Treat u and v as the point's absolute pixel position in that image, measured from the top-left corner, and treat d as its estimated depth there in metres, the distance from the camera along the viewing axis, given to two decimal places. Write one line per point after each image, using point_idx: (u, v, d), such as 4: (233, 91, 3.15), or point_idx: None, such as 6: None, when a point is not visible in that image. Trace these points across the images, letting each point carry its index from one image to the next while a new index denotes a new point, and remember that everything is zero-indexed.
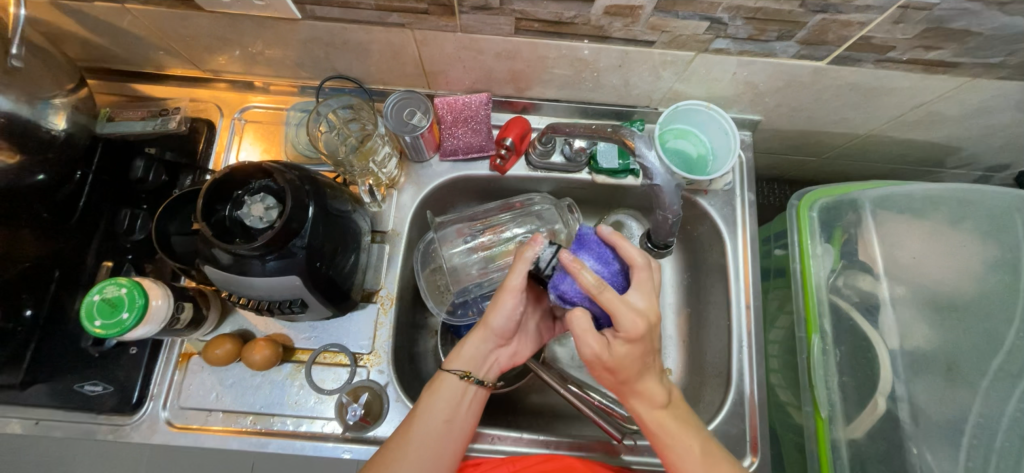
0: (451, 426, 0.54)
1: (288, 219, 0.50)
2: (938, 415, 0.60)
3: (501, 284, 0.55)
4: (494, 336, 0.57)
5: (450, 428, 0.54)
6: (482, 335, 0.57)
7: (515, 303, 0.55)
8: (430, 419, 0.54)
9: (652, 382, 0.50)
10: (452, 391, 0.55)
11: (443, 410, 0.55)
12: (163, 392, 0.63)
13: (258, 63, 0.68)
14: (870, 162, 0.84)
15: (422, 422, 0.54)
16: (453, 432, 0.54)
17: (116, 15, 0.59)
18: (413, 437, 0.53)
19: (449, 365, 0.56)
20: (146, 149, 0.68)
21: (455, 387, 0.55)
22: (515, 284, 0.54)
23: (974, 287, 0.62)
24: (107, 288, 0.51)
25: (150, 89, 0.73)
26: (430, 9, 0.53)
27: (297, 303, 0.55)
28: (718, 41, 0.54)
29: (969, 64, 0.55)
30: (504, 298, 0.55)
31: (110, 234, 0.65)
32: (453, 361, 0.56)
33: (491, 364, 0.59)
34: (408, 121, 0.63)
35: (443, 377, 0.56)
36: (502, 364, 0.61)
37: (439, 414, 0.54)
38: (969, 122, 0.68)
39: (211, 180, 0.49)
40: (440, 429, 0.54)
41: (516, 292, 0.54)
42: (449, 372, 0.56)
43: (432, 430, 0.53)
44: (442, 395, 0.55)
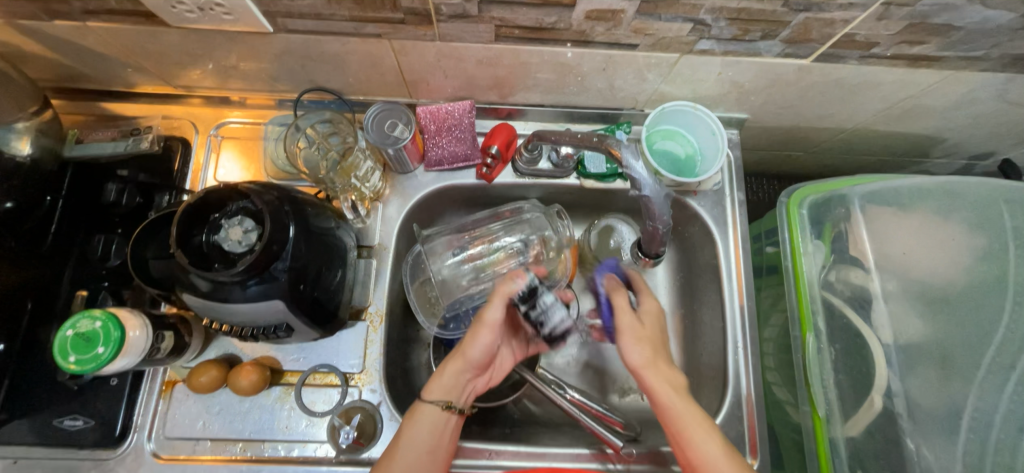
0: (433, 458, 0.53)
1: (268, 242, 0.48)
2: (934, 411, 0.60)
3: (479, 317, 0.57)
4: (471, 366, 0.57)
5: (433, 458, 0.53)
6: (460, 365, 0.56)
7: (493, 337, 0.57)
8: (412, 450, 0.52)
9: (666, 366, 0.54)
10: (433, 419, 0.54)
11: (426, 440, 0.53)
12: (147, 422, 0.61)
13: (232, 78, 0.66)
14: (857, 155, 0.84)
15: (405, 453, 0.52)
16: (435, 465, 0.53)
17: (78, 34, 0.56)
18: (396, 468, 0.51)
19: (428, 394, 0.55)
20: (118, 172, 0.66)
21: (438, 417, 0.54)
22: (492, 317, 0.56)
23: (963, 279, 0.63)
24: (81, 322, 0.49)
25: (121, 108, 0.70)
26: (407, 19, 0.51)
27: (282, 327, 0.53)
28: (702, 42, 0.54)
29: (951, 58, 0.55)
30: (482, 333, 0.56)
31: (84, 261, 0.62)
32: (433, 390, 0.55)
33: (468, 391, 0.58)
34: (390, 133, 0.62)
35: (424, 406, 0.54)
36: (476, 390, 0.60)
37: (422, 444, 0.53)
38: (952, 113, 0.68)
39: (185, 205, 0.47)
40: (422, 461, 0.52)
41: (494, 330, 0.56)
42: (428, 402, 0.54)
43: (416, 461, 0.52)
44: (423, 424, 0.53)
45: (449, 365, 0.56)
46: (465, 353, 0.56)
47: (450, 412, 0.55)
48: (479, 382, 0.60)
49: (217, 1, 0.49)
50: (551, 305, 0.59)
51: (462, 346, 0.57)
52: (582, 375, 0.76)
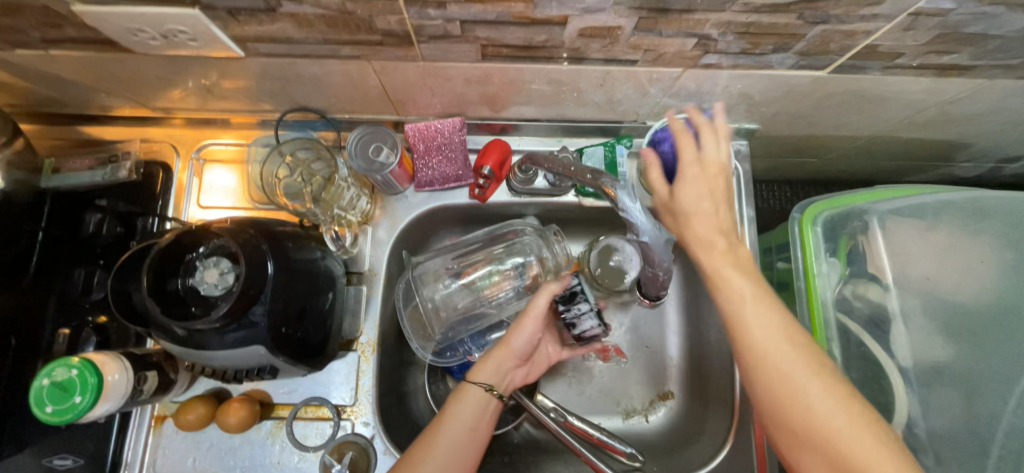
0: (477, 437, 0.54)
1: (246, 286, 0.46)
2: (956, 445, 0.56)
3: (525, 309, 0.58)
4: (513, 357, 0.58)
5: (474, 437, 0.54)
6: (504, 354, 0.58)
7: (537, 329, 0.58)
8: (457, 425, 0.53)
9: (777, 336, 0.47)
10: (477, 402, 0.55)
11: (470, 417, 0.54)
12: (137, 459, 0.60)
13: (211, 99, 0.62)
14: (876, 161, 0.79)
15: (451, 425, 0.53)
16: (475, 444, 0.54)
17: (44, 62, 0.53)
18: (442, 440, 0.52)
19: (474, 376, 0.56)
20: (97, 201, 0.63)
21: (482, 400, 0.55)
22: (536, 310, 0.57)
23: (992, 303, 0.58)
24: (56, 371, 0.47)
25: (99, 132, 0.68)
26: (385, 41, 0.47)
27: (266, 370, 0.51)
28: (707, 56, 0.49)
29: (984, 66, 0.50)
30: (527, 323, 0.58)
31: (66, 296, 0.61)
32: (479, 372, 0.56)
33: (509, 381, 0.59)
34: (375, 158, 0.59)
35: (470, 386, 0.56)
36: (515, 382, 0.61)
37: (465, 422, 0.54)
38: (981, 120, 0.63)
39: (158, 250, 0.45)
40: (466, 437, 0.53)
41: (536, 324, 0.58)
42: (474, 383, 0.55)
43: (459, 440, 0.53)
44: (469, 403, 0.55)
45: (494, 355, 0.57)
46: (508, 344, 0.58)
47: (494, 396, 0.56)
48: (520, 374, 0.61)
49: (181, 28, 0.45)
50: (585, 313, 0.60)
51: (506, 335, 0.59)
52: (581, 399, 0.73)
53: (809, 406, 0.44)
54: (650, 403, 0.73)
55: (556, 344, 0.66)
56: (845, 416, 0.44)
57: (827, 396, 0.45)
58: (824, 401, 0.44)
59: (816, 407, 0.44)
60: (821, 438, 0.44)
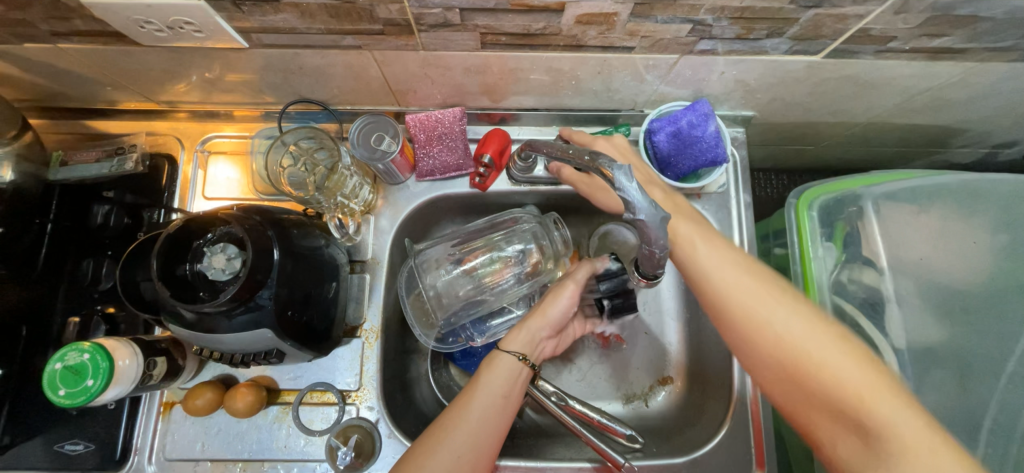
0: (507, 404, 0.53)
1: (252, 270, 0.47)
2: (950, 420, 0.57)
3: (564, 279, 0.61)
4: (547, 327, 0.60)
5: (506, 405, 0.53)
6: (539, 322, 0.59)
7: (573, 299, 0.61)
8: (489, 393, 0.53)
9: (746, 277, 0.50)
10: (508, 369, 0.55)
11: (501, 385, 0.54)
12: (147, 444, 0.61)
13: (214, 92, 0.63)
14: (872, 148, 0.80)
15: (484, 392, 0.53)
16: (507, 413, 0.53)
17: (52, 56, 0.54)
18: (474, 407, 0.52)
19: (506, 344, 0.57)
20: (105, 193, 0.64)
21: (514, 369, 0.55)
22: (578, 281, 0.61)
23: (984, 285, 0.59)
24: (69, 355, 0.49)
25: (105, 126, 0.69)
26: (386, 30, 0.48)
27: (273, 353, 0.52)
28: (703, 42, 0.50)
29: (976, 49, 0.51)
30: (564, 293, 0.60)
31: (76, 285, 0.62)
32: (512, 341, 0.57)
33: (540, 352, 0.60)
34: (377, 147, 0.60)
35: (501, 354, 0.56)
36: (543, 355, 0.62)
37: (496, 388, 0.54)
38: (975, 104, 0.64)
39: (166, 236, 0.46)
40: (498, 404, 0.53)
41: (572, 298, 0.60)
42: (506, 351, 0.56)
43: (492, 405, 0.52)
44: (502, 370, 0.55)
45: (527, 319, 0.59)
46: (545, 317, 0.59)
47: (524, 365, 0.56)
48: (548, 348, 0.62)
49: (186, 19, 0.46)
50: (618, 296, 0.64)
51: (542, 304, 0.60)
52: (581, 384, 0.74)
53: (804, 359, 0.45)
54: (650, 388, 0.74)
55: (581, 319, 0.68)
56: (835, 353, 0.45)
57: (837, 359, 0.44)
58: (826, 357, 0.44)
59: (809, 348, 0.45)
60: (825, 394, 0.44)
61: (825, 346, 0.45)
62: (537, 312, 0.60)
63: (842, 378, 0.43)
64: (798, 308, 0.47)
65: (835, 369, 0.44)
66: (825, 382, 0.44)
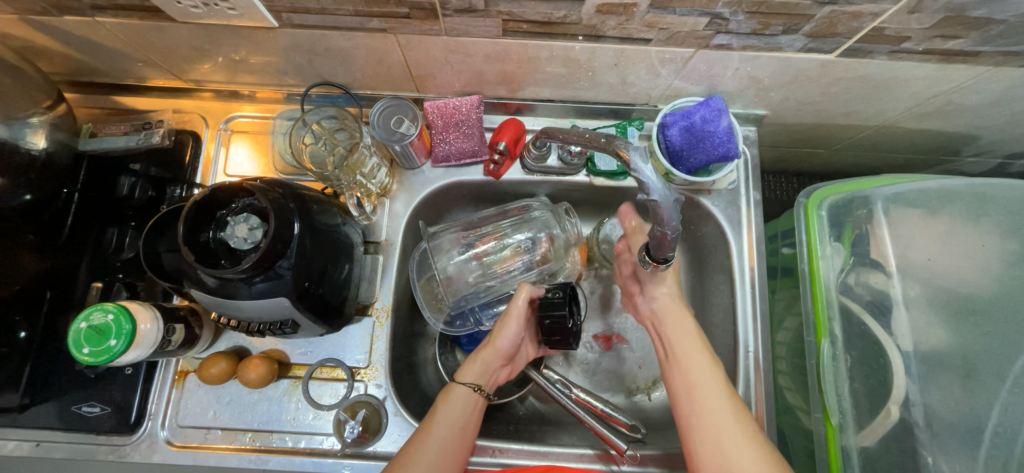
0: (463, 435, 0.56)
1: (273, 240, 0.48)
2: (952, 419, 0.58)
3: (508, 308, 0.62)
4: (498, 357, 0.61)
5: (463, 435, 0.56)
6: (488, 353, 0.61)
7: (519, 328, 0.62)
8: (445, 425, 0.55)
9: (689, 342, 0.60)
10: (464, 401, 0.58)
11: (459, 415, 0.56)
12: (161, 411, 0.63)
13: (241, 72, 0.65)
14: (884, 153, 0.80)
15: (438, 424, 0.55)
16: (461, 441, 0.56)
17: (91, 29, 0.57)
18: (431, 439, 0.54)
19: (462, 376, 0.59)
20: (132, 165, 0.67)
21: (469, 401, 0.58)
22: (518, 308, 0.62)
23: (994, 288, 0.59)
24: (94, 315, 0.50)
25: (133, 102, 0.71)
26: (412, 14, 0.50)
27: (289, 324, 0.54)
28: (719, 36, 0.51)
29: (988, 53, 0.52)
30: (510, 323, 0.61)
31: (99, 253, 0.64)
32: (466, 373, 0.59)
33: (495, 380, 0.62)
34: (396, 130, 0.62)
35: (455, 387, 0.58)
36: (501, 380, 0.64)
37: (452, 421, 0.56)
38: (989, 111, 0.64)
39: (193, 203, 0.48)
40: (455, 435, 0.55)
41: (518, 320, 0.62)
42: (462, 384, 0.58)
43: (449, 435, 0.55)
44: (457, 403, 0.57)
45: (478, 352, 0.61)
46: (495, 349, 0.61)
47: (479, 395, 0.59)
48: (505, 372, 0.64)
49: None
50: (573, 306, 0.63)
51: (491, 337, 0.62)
52: (587, 375, 0.75)
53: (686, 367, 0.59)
54: (652, 382, 0.75)
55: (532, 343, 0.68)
56: (710, 384, 0.57)
57: (701, 369, 0.58)
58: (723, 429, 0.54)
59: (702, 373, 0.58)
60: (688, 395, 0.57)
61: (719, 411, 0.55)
62: (487, 346, 0.61)
63: (703, 388, 0.56)
64: (718, 376, 0.57)
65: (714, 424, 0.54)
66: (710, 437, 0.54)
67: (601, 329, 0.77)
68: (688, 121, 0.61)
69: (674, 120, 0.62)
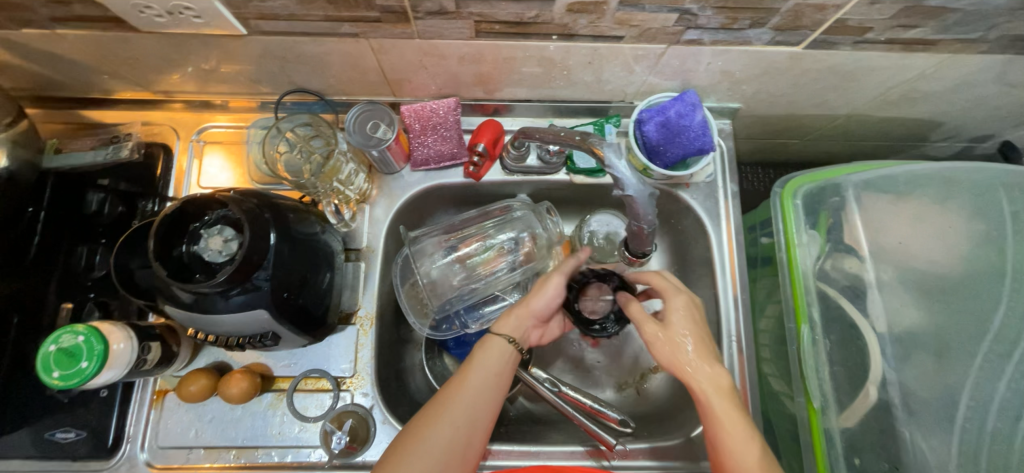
0: (500, 383, 0.54)
1: (249, 252, 0.47)
2: (929, 397, 0.59)
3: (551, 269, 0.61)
4: (534, 315, 0.60)
5: (500, 380, 0.54)
6: (523, 311, 0.59)
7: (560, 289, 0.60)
8: (484, 371, 0.54)
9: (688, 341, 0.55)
10: (500, 354, 0.56)
11: (496, 365, 0.55)
12: (140, 432, 0.61)
13: (212, 81, 0.64)
14: (855, 141, 0.82)
15: (477, 369, 0.54)
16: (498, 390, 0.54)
17: (51, 42, 0.55)
18: (469, 386, 0.52)
19: (499, 328, 0.58)
20: (100, 180, 0.64)
21: (507, 351, 0.56)
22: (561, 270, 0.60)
23: (963, 268, 0.61)
24: (63, 337, 0.49)
25: (100, 115, 0.69)
26: (383, 17, 0.49)
27: (269, 336, 0.53)
28: (689, 32, 0.52)
29: (947, 41, 0.54)
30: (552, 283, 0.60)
31: (69, 272, 0.61)
32: (503, 324, 0.58)
33: (528, 337, 0.60)
34: (372, 134, 0.61)
35: (495, 337, 0.57)
36: (532, 341, 0.62)
37: (488, 369, 0.54)
38: (951, 97, 0.66)
39: (163, 217, 0.47)
40: (493, 381, 0.54)
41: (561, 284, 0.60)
42: (499, 334, 0.57)
43: (486, 383, 0.53)
44: (495, 352, 0.56)
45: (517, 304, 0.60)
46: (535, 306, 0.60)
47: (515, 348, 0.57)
48: (536, 335, 0.62)
49: (186, 4, 0.47)
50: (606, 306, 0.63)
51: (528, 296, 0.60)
52: (576, 372, 0.76)
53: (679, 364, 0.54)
54: (641, 376, 0.75)
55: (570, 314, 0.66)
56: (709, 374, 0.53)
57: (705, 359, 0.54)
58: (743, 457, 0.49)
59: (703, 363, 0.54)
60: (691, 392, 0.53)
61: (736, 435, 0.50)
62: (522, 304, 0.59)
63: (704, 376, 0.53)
64: (722, 365, 0.53)
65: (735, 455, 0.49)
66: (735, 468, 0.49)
67: None
68: (665, 114, 0.62)
69: (649, 116, 0.63)
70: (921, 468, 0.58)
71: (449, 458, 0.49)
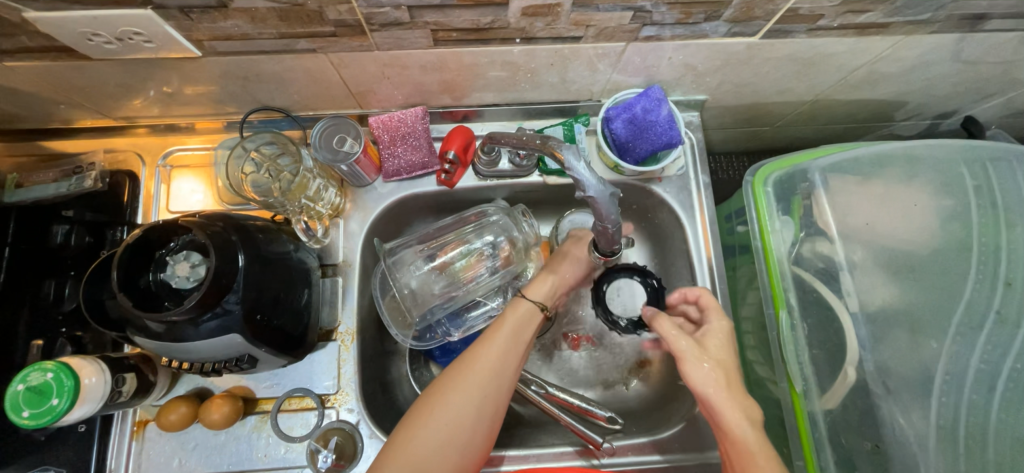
0: (525, 347, 0.56)
1: (217, 276, 0.47)
2: (905, 373, 0.60)
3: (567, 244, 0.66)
4: (563, 281, 0.64)
5: (520, 348, 0.56)
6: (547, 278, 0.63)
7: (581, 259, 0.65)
8: (513, 329, 0.57)
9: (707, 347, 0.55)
10: (521, 319, 0.58)
11: (516, 331, 0.57)
12: (122, 465, 0.60)
13: (174, 104, 0.63)
14: (823, 125, 0.83)
15: (505, 326, 0.57)
16: (524, 347, 0.56)
17: (1, 74, 0.54)
18: (487, 352, 0.54)
19: (530, 293, 0.61)
20: (64, 212, 0.63)
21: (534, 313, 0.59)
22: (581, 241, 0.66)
23: (931, 244, 0.62)
24: (32, 375, 0.48)
25: (62, 145, 0.68)
26: (338, 31, 0.49)
27: (245, 359, 0.52)
28: (646, 28, 0.52)
29: (899, 23, 0.55)
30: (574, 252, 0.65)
31: (37, 308, 0.60)
32: (535, 290, 0.61)
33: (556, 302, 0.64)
34: (339, 149, 0.61)
35: (523, 302, 0.60)
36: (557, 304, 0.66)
37: (512, 335, 0.56)
38: (909, 77, 0.68)
39: (127, 248, 0.46)
40: (519, 341, 0.56)
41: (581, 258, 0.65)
42: (529, 298, 0.60)
43: (508, 348, 0.55)
44: (520, 315, 0.58)
45: (545, 270, 0.64)
46: (563, 274, 0.64)
47: (544, 313, 0.60)
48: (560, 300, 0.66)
49: (136, 30, 0.47)
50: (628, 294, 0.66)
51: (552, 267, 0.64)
52: (563, 371, 0.76)
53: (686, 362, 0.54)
54: (628, 372, 0.75)
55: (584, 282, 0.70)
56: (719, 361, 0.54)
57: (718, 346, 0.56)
58: (752, 449, 0.49)
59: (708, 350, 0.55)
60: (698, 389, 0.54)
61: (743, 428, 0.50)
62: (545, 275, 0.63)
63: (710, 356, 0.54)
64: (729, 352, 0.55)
65: (745, 447, 0.50)
66: (744, 458, 0.49)
67: (573, 329, 0.76)
68: (632, 110, 0.62)
69: (616, 113, 0.63)
70: (902, 444, 0.59)
71: (481, 412, 0.51)
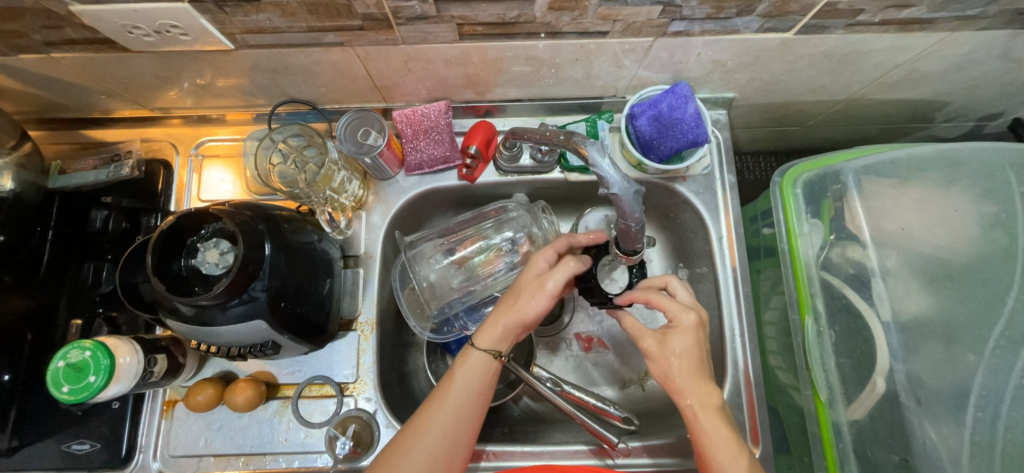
0: (467, 417, 0.52)
1: (244, 263, 0.48)
2: (939, 385, 0.58)
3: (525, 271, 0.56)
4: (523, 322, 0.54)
5: (457, 427, 0.51)
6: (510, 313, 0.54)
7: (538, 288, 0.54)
8: (462, 392, 0.52)
9: (676, 341, 0.53)
10: (463, 395, 0.52)
11: (449, 408, 0.51)
12: (151, 442, 0.63)
13: (207, 96, 0.65)
14: (857, 125, 0.80)
15: (438, 412, 0.51)
16: (467, 423, 0.52)
17: (48, 66, 0.57)
18: (424, 433, 0.50)
19: (479, 340, 0.54)
20: (102, 198, 0.66)
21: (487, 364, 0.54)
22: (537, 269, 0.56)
23: (971, 251, 0.59)
24: (71, 353, 0.51)
25: (103, 134, 0.71)
26: (366, 25, 0.50)
27: (269, 345, 0.53)
28: (675, 23, 0.51)
29: (945, 18, 0.52)
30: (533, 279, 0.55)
31: (77, 289, 0.63)
32: (484, 337, 0.54)
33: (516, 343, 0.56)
34: (363, 141, 0.62)
35: (473, 351, 0.54)
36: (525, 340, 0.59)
37: (443, 421, 0.51)
38: (954, 76, 0.64)
39: (160, 234, 0.48)
40: (471, 403, 0.52)
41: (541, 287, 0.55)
42: (477, 348, 0.53)
43: (441, 433, 0.50)
44: (456, 390, 0.52)
45: (501, 309, 0.55)
46: (521, 315, 0.54)
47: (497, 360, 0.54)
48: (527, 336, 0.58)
49: (172, 23, 0.48)
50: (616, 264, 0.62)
51: (519, 297, 0.55)
52: (577, 371, 0.75)
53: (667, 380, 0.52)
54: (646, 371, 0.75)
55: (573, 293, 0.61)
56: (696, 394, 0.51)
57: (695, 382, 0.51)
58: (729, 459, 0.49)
59: (674, 372, 0.52)
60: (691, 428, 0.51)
61: (716, 434, 0.50)
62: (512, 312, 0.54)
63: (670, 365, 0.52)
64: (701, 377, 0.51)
65: (719, 445, 0.49)
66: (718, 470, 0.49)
67: (583, 329, 0.76)
68: (659, 105, 0.61)
69: (637, 113, 0.63)
70: (932, 461, 0.57)
71: None
